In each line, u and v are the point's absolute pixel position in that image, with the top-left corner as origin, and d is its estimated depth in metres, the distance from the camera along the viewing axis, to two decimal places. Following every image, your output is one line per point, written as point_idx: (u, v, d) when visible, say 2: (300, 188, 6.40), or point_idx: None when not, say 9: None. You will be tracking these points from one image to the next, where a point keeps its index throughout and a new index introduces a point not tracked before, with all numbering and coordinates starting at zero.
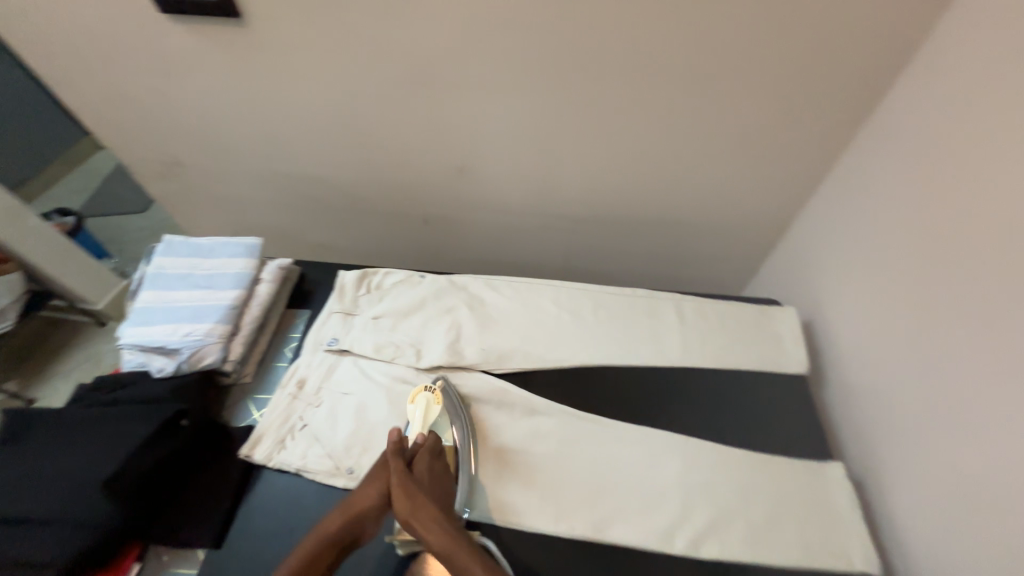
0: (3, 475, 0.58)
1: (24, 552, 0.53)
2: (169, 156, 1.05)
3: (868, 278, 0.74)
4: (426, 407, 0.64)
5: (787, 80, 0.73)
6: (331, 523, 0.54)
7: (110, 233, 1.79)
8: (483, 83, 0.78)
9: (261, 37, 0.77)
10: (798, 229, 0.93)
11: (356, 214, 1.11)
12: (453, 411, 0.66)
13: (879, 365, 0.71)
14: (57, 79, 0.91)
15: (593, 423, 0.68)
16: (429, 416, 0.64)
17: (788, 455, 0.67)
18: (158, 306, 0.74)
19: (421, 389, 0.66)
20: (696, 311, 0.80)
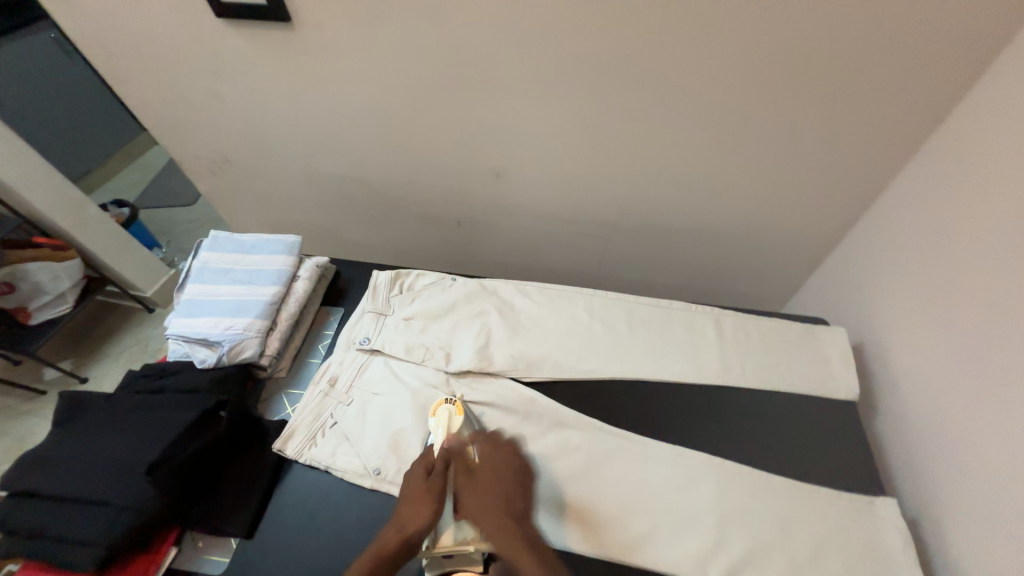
0: (60, 453, 0.62)
1: (74, 529, 0.55)
2: (218, 153, 1.09)
3: (927, 301, 0.68)
4: (449, 419, 0.62)
5: (848, 89, 0.68)
6: (387, 542, 0.53)
7: (161, 224, 1.90)
8: (523, 87, 0.78)
9: (308, 41, 0.79)
10: (849, 244, 0.88)
11: (392, 214, 1.12)
12: (471, 427, 0.64)
13: (936, 397, 0.66)
14: (121, 79, 0.96)
15: (623, 439, 0.66)
16: (453, 428, 0.62)
17: (832, 485, 0.63)
18: (202, 299, 0.77)
19: (443, 402, 0.64)
20: (735, 326, 0.77)
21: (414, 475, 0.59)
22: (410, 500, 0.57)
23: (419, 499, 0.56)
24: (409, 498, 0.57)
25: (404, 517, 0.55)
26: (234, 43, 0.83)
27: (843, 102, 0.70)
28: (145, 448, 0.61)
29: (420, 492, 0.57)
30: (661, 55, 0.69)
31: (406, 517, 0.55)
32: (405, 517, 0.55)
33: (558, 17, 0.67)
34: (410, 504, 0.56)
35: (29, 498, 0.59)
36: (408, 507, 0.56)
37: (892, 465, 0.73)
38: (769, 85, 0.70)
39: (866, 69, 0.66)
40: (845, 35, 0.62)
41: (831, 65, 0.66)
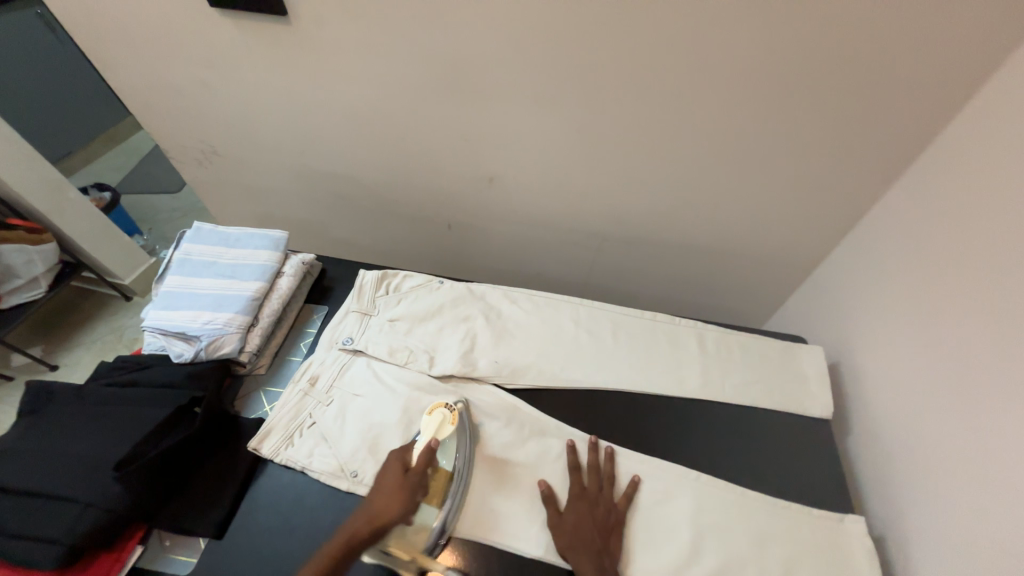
0: (24, 446, 0.60)
1: (35, 526, 0.53)
2: (206, 143, 1.07)
3: (902, 323, 0.70)
4: (440, 425, 0.62)
5: (833, 115, 0.70)
6: (357, 528, 0.55)
7: (144, 211, 1.85)
8: (519, 95, 0.78)
9: (304, 36, 0.78)
10: (829, 265, 0.90)
11: (381, 213, 1.12)
12: (461, 434, 0.64)
13: (906, 418, 0.68)
14: (109, 62, 0.94)
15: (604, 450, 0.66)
16: (440, 435, 0.62)
17: (804, 502, 0.64)
18: (182, 292, 0.75)
19: (440, 404, 0.64)
20: (716, 341, 0.78)
21: (392, 470, 0.58)
22: (382, 492, 0.57)
23: (391, 496, 0.56)
24: (381, 490, 0.57)
25: (374, 507, 0.56)
26: (229, 33, 0.81)
27: (829, 127, 0.72)
28: (115, 443, 0.59)
29: (393, 489, 0.57)
30: (657, 72, 0.70)
31: (376, 506, 0.56)
32: (376, 507, 0.56)
33: (558, 29, 0.68)
34: (381, 497, 0.56)
35: None
36: (381, 498, 0.56)
37: (862, 483, 0.74)
38: (759, 107, 0.72)
39: (852, 98, 0.68)
40: (833, 64, 0.64)
41: (819, 91, 0.68)
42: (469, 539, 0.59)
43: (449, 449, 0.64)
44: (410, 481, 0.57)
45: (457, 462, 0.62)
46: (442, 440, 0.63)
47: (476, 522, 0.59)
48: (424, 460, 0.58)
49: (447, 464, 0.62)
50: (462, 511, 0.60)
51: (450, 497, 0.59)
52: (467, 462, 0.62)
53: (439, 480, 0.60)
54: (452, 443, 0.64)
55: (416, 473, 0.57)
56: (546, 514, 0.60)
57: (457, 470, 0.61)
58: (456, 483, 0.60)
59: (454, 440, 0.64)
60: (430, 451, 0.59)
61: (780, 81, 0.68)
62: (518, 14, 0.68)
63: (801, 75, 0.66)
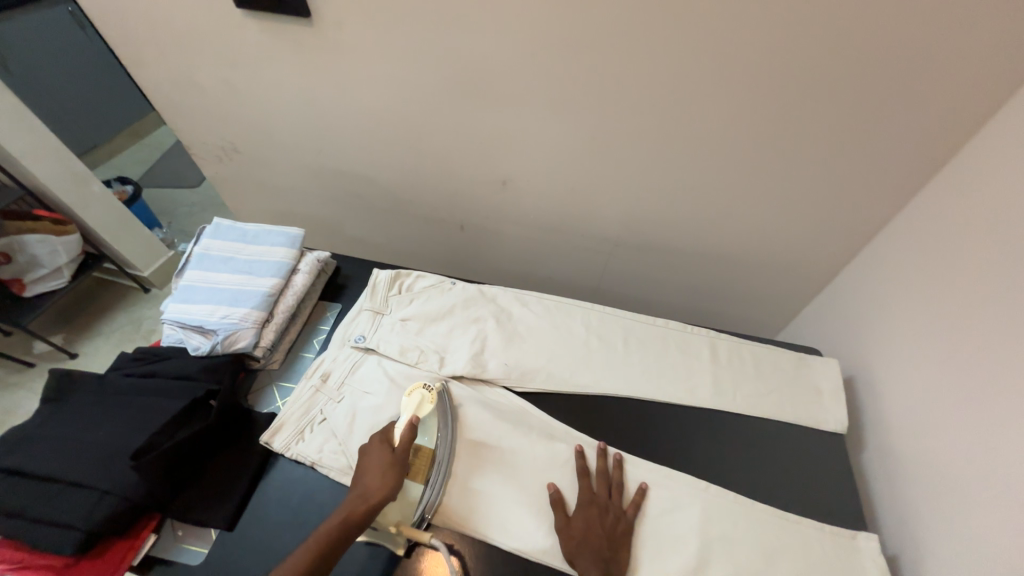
0: (46, 431, 0.61)
1: (54, 511, 0.55)
2: (228, 141, 1.09)
3: (919, 339, 0.69)
4: (419, 404, 0.64)
5: (857, 126, 0.69)
6: (353, 509, 0.54)
7: (164, 205, 1.89)
8: (536, 100, 0.78)
9: (327, 38, 0.79)
10: (845, 277, 0.89)
11: (395, 214, 1.13)
12: (443, 416, 0.66)
13: (923, 437, 0.66)
14: (137, 61, 0.96)
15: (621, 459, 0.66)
16: (420, 413, 0.64)
17: (817, 520, 0.63)
18: (200, 287, 0.77)
19: (418, 386, 0.66)
20: (729, 351, 0.77)
21: (377, 449, 0.59)
22: (371, 472, 0.57)
23: (381, 473, 0.57)
24: (367, 470, 0.57)
25: (368, 487, 0.55)
26: (253, 34, 0.83)
27: (851, 138, 0.71)
28: (133, 433, 0.60)
29: (383, 468, 0.57)
30: (674, 79, 0.70)
31: (371, 487, 0.56)
32: (368, 488, 0.55)
33: (576, 34, 0.68)
34: (372, 477, 0.56)
35: (4, 476, 0.58)
36: (368, 477, 0.56)
37: (876, 501, 0.73)
38: (779, 116, 0.71)
39: (875, 109, 0.67)
40: (856, 73, 0.63)
41: (840, 100, 0.67)
42: (470, 534, 0.59)
43: (429, 428, 0.64)
44: (398, 458, 0.58)
45: (439, 441, 0.63)
46: (423, 417, 0.65)
47: (477, 521, 0.60)
48: (407, 436, 0.60)
49: (428, 441, 0.63)
50: (470, 510, 0.60)
51: (434, 476, 0.61)
52: (449, 451, 0.63)
53: (422, 457, 0.62)
54: (432, 423, 0.65)
55: (403, 450, 0.59)
56: (555, 519, 0.59)
57: (440, 452, 0.63)
58: (435, 473, 0.61)
59: (436, 421, 0.65)
60: (412, 427, 0.61)
61: (800, 90, 0.67)
62: (536, 19, 0.68)
63: (823, 83, 0.65)
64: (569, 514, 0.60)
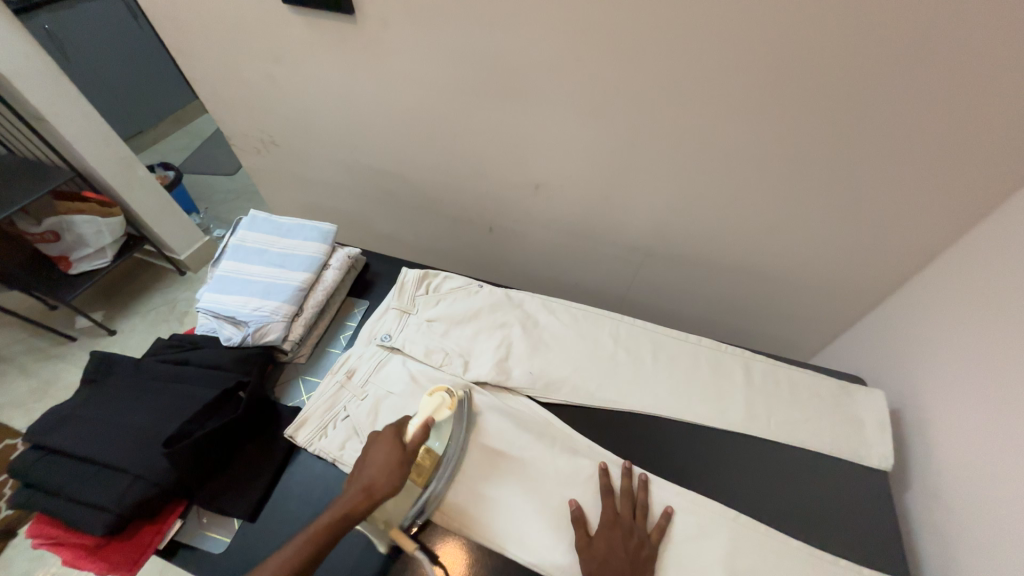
0: (85, 411, 0.64)
1: (90, 490, 0.57)
2: (267, 134, 1.11)
3: (972, 376, 0.64)
4: (437, 407, 0.63)
5: (922, 148, 0.64)
6: (354, 504, 0.52)
7: (201, 191, 1.95)
8: (575, 105, 0.77)
9: (369, 35, 0.79)
10: (892, 303, 0.84)
11: (425, 212, 1.13)
12: (457, 420, 0.65)
13: (975, 485, 0.61)
14: (185, 53, 0.99)
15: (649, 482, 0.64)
16: (436, 417, 0.62)
17: (855, 561, 0.60)
18: (234, 277, 0.78)
19: (441, 389, 0.65)
20: (763, 374, 0.74)
21: (387, 444, 0.57)
22: (377, 466, 0.55)
23: (387, 469, 0.55)
24: (374, 463, 0.56)
25: (374, 481, 0.54)
26: (298, 29, 0.83)
27: (914, 160, 0.65)
28: (166, 419, 0.62)
29: (393, 465, 0.55)
30: (723, 89, 0.67)
31: (375, 482, 0.54)
32: (372, 481, 0.54)
33: (623, 38, 0.66)
34: (378, 471, 0.55)
35: (47, 453, 0.61)
36: (375, 471, 0.55)
37: (919, 545, 0.69)
38: (834, 132, 0.66)
39: (945, 131, 0.61)
40: (926, 91, 0.59)
41: (906, 119, 0.62)
42: (490, 547, 0.58)
43: (443, 434, 0.63)
44: (409, 457, 0.57)
45: (448, 446, 0.62)
46: (438, 421, 0.63)
47: (495, 532, 0.58)
48: (419, 437, 0.59)
49: (438, 446, 0.62)
50: (488, 523, 0.59)
51: (437, 478, 0.60)
52: (457, 454, 0.62)
53: (428, 461, 0.61)
54: (446, 429, 0.64)
55: (415, 449, 0.57)
56: (574, 537, 0.58)
57: (448, 454, 0.62)
58: (439, 477, 0.60)
59: (450, 427, 0.64)
60: (425, 428, 0.60)
61: (861, 107, 0.62)
62: (582, 22, 0.66)
63: (888, 101, 0.61)
64: (589, 532, 0.58)
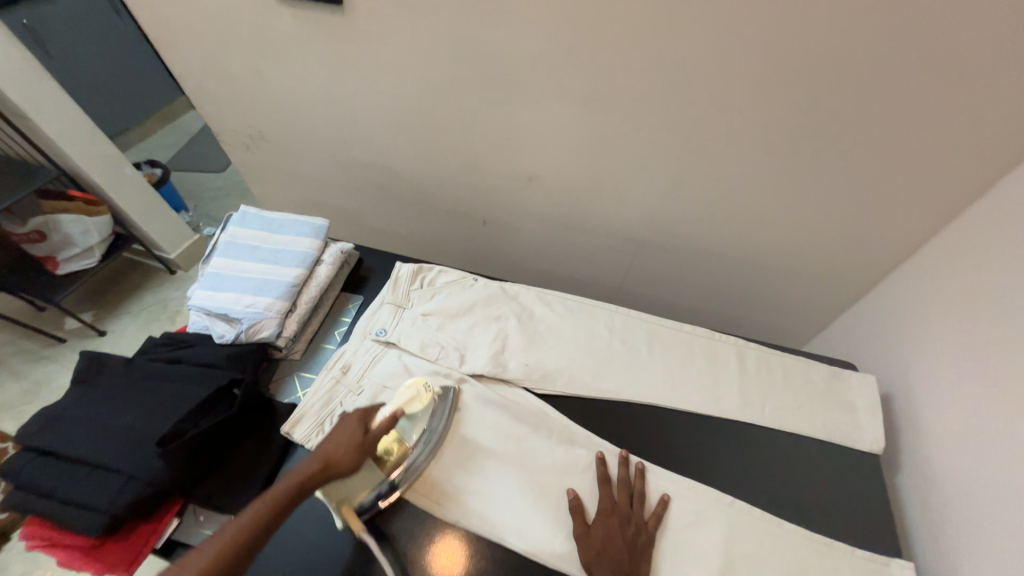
0: (76, 412, 0.63)
1: (83, 492, 0.56)
2: (255, 129, 1.10)
3: (961, 361, 0.65)
4: (410, 400, 0.62)
5: (914, 135, 0.64)
6: (307, 476, 0.51)
7: (190, 188, 1.92)
8: (567, 96, 0.76)
9: (358, 27, 0.78)
10: (884, 290, 0.85)
11: (418, 207, 1.13)
12: (437, 407, 0.66)
13: (965, 468, 0.62)
14: (169, 47, 0.97)
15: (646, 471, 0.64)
16: (408, 409, 0.61)
17: (849, 544, 0.61)
18: (226, 274, 0.77)
19: (419, 381, 0.64)
20: (757, 362, 0.75)
21: (352, 426, 0.56)
22: (338, 444, 0.55)
23: (348, 450, 0.54)
24: (335, 440, 0.55)
25: (331, 457, 0.53)
26: (285, 21, 0.82)
27: (906, 148, 0.66)
28: (160, 419, 0.61)
29: (352, 445, 0.55)
30: (718, 78, 0.66)
31: (332, 459, 0.53)
32: (330, 455, 0.54)
33: (617, 28, 0.65)
34: (338, 449, 0.54)
35: (38, 455, 0.60)
36: (335, 448, 0.54)
37: (911, 526, 0.70)
38: (825, 122, 0.67)
39: (938, 117, 0.61)
40: (919, 78, 0.59)
41: (899, 106, 0.62)
42: (489, 539, 0.58)
43: (416, 425, 0.63)
44: (369, 441, 0.56)
45: (424, 432, 0.63)
46: (410, 413, 0.62)
47: (493, 524, 0.59)
48: (385, 427, 0.57)
49: (411, 437, 0.62)
50: (484, 516, 0.59)
51: (421, 446, 0.63)
52: (440, 429, 0.64)
53: (397, 449, 0.60)
54: (420, 421, 0.63)
55: (377, 435, 0.56)
56: (573, 526, 0.58)
57: (427, 432, 0.64)
58: (421, 447, 0.62)
59: (424, 419, 0.63)
60: (393, 420, 0.58)
61: (854, 95, 0.63)
62: (575, 12, 0.65)
63: (882, 88, 0.61)
64: (587, 521, 0.59)
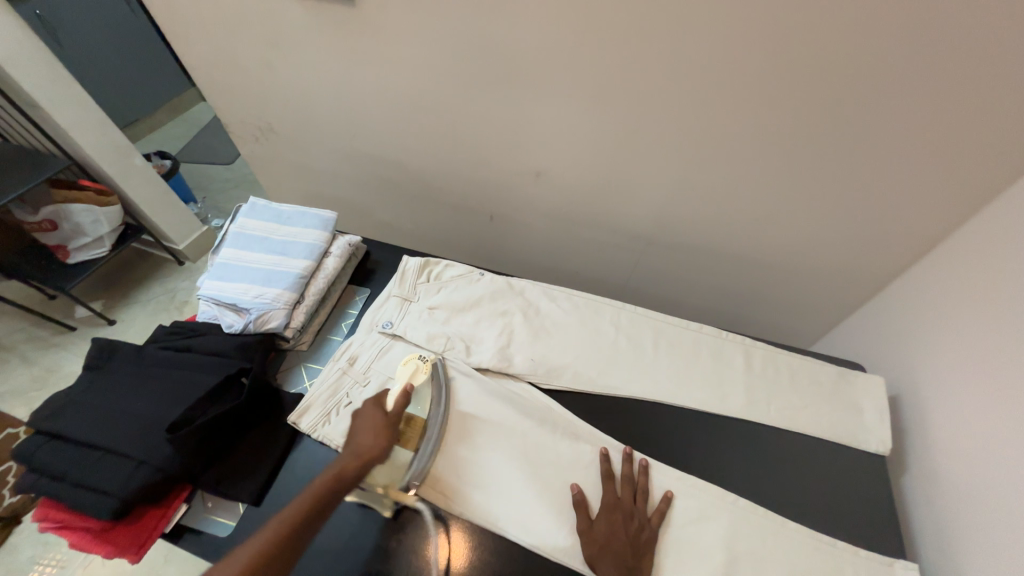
0: (88, 397, 0.64)
1: (95, 476, 0.57)
2: (264, 121, 1.10)
3: (971, 364, 0.64)
4: (414, 372, 0.68)
5: (929, 134, 0.63)
6: (346, 467, 0.54)
7: (199, 180, 1.93)
8: (576, 91, 0.76)
9: (366, 19, 0.78)
10: (893, 291, 0.84)
11: (425, 201, 1.13)
12: (436, 388, 0.68)
13: (973, 472, 0.62)
14: (180, 38, 0.97)
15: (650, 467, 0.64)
16: (414, 381, 0.67)
17: (852, 544, 0.61)
18: (235, 265, 0.78)
19: (415, 356, 0.70)
20: (763, 361, 0.75)
21: (370, 412, 0.61)
22: (363, 433, 0.58)
23: (374, 435, 0.58)
24: (359, 431, 0.59)
25: (361, 446, 0.57)
26: (294, 13, 0.82)
27: (920, 148, 0.65)
28: (169, 406, 0.62)
29: (376, 429, 0.59)
30: (729, 74, 0.66)
31: (363, 447, 0.57)
32: (362, 447, 0.57)
33: (628, 22, 0.64)
34: (365, 437, 0.58)
35: (50, 439, 0.61)
36: (362, 438, 0.58)
37: (915, 528, 0.70)
38: (838, 120, 0.66)
39: (953, 117, 0.60)
40: (936, 77, 0.58)
41: (915, 105, 0.61)
42: (493, 531, 0.59)
43: (422, 399, 0.67)
44: (391, 423, 0.60)
45: (432, 411, 0.66)
46: (416, 387, 0.68)
47: (498, 517, 0.59)
48: (401, 402, 0.62)
49: (421, 411, 0.66)
50: (490, 508, 0.59)
51: (421, 451, 0.62)
52: (441, 420, 0.64)
53: (414, 428, 0.63)
54: (426, 394, 0.68)
55: (396, 415, 0.61)
56: (576, 521, 0.58)
57: (431, 423, 0.64)
58: (428, 440, 0.62)
59: (429, 391, 0.68)
60: (406, 394, 0.63)
61: (869, 93, 0.62)
62: (586, 6, 0.65)
63: (897, 86, 0.60)
64: (590, 516, 0.59)
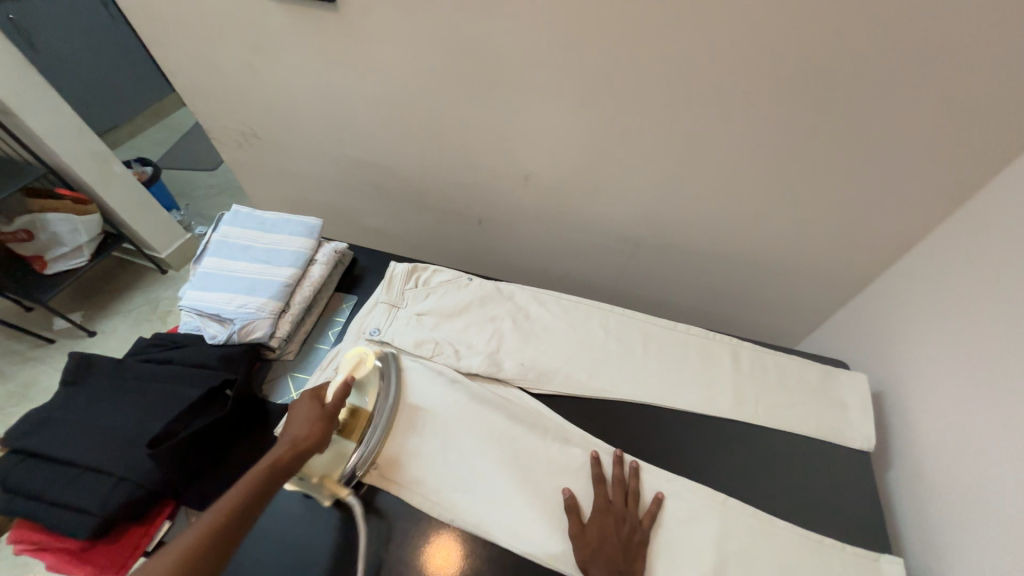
0: (66, 413, 0.62)
1: (74, 495, 0.55)
2: (248, 126, 1.09)
3: (953, 358, 0.66)
4: (357, 364, 0.66)
5: (908, 133, 0.65)
6: (280, 455, 0.52)
7: (182, 187, 1.90)
8: (563, 95, 0.76)
9: (352, 24, 0.78)
10: (875, 289, 0.86)
11: (413, 205, 1.12)
12: (385, 379, 0.67)
13: (956, 465, 0.63)
14: (160, 44, 0.95)
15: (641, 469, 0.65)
16: (357, 373, 0.66)
17: (841, 541, 0.61)
18: (218, 274, 0.76)
19: (358, 349, 0.68)
20: (750, 360, 0.76)
21: (306, 407, 0.59)
22: (298, 424, 0.57)
23: (308, 424, 0.57)
24: (294, 422, 0.57)
25: (297, 435, 0.55)
26: (278, 17, 0.81)
27: (899, 146, 0.66)
28: (151, 420, 0.60)
29: (313, 418, 0.57)
30: (714, 76, 0.66)
31: (298, 436, 0.55)
32: (297, 435, 0.55)
33: (613, 25, 0.65)
34: (300, 427, 0.56)
35: (26, 458, 0.60)
36: (297, 427, 0.56)
37: (902, 523, 0.71)
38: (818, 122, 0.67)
39: (929, 117, 0.62)
40: (912, 76, 0.59)
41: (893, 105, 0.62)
42: (486, 540, 0.58)
43: (369, 391, 0.65)
44: (329, 413, 0.59)
45: (378, 404, 0.64)
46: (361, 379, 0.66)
47: (491, 525, 0.58)
48: (340, 394, 0.60)
49: (368, 403, 0.64)
50: (481, 518, 0.59)
51: (371, 433, 0.62)
52: (393, 404, 0.65)
53: (359, 418, 0.63)
54: (372, 385, 0.66)
55: (334, 405, 0.59)
56: (568, 525, 0.58)
57: (378, 414, 0.64)
58: (375, 429, 0.63)
59: (376, 382, 0.66)
60: (346, 386, 0.61)
61: (849, 93, 0.63)
62: (572, 9, 0.65)
63: (876, 88, 0.61)
64: (582, 520, 0.59)
